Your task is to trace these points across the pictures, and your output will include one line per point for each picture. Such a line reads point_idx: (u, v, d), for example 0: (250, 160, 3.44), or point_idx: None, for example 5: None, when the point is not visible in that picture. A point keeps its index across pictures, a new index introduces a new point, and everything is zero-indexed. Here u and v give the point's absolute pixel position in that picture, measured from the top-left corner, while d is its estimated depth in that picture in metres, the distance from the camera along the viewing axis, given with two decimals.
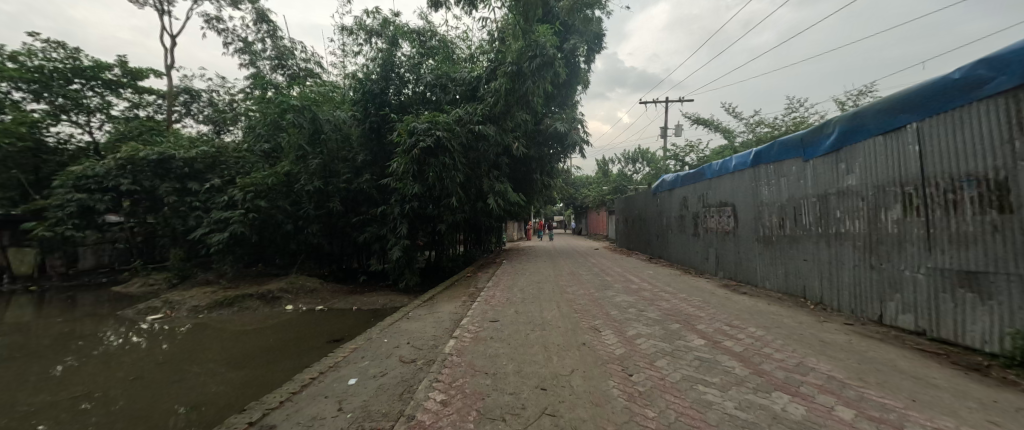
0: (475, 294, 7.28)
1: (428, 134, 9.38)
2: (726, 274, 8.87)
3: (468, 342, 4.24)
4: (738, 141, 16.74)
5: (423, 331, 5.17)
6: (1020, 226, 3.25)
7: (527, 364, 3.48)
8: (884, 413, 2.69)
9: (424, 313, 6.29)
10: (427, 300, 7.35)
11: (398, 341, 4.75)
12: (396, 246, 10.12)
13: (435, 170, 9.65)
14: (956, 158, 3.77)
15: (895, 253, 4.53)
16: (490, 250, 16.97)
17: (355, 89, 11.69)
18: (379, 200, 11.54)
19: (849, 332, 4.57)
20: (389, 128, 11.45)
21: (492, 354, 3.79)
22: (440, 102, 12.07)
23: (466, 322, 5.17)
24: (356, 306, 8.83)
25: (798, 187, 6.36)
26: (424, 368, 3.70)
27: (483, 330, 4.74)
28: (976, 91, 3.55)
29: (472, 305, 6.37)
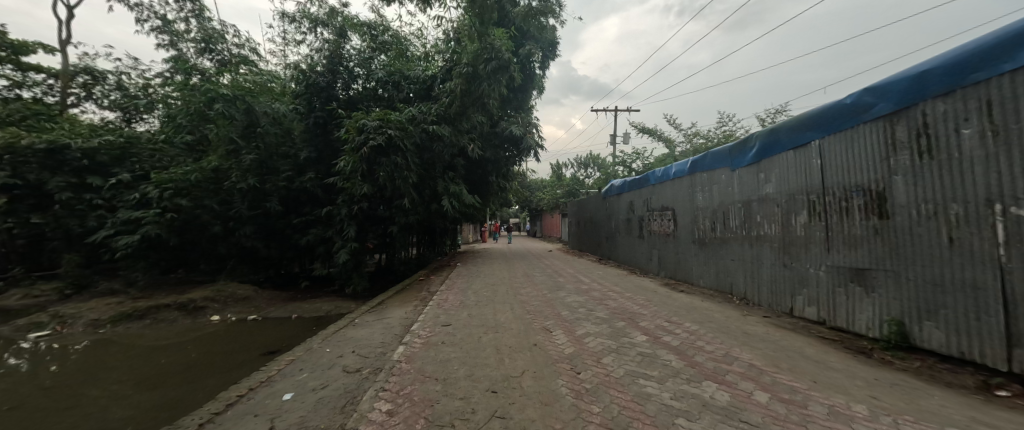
0: (428, 298, 7.14)
1: (379, 132, 9.04)
2: (668, 273, 9.49)
3: (418, 348, 4.17)
4: (678, 151, 18.10)
5: (371, 338, 4.99)
6: (894, 230, 3.85)
7: (479, 367, 3.50)
8: (792, 395, 3.05)
9: (373, 319, 6.04)
10: (376, 306, 7.07)
11: (342, 350, 4.53)
12: (343, 248, 9.58)
13: (386, 170, 9.32)
14: (849, 171, 4.38)
15: (803, 253, 5.14)
16: (444, 252, 16.68)
17: (297, 81, 10.97)
18: (324, 199, 10.96)
19: (767, 324, 5.12)
20: (336, 123, 10.97)
21: (443, 359, 3.76)
22: (393, 100, 11.77)
23: (417, 327, 5.06)
24: (296, 315, 8.25)
25: (727, 194, 7.02)
26: (369, 377, 3.58)
27: (435, 334, 4.67)
28: (862, 115, 4.17)
29: (424, 309, 6.24)
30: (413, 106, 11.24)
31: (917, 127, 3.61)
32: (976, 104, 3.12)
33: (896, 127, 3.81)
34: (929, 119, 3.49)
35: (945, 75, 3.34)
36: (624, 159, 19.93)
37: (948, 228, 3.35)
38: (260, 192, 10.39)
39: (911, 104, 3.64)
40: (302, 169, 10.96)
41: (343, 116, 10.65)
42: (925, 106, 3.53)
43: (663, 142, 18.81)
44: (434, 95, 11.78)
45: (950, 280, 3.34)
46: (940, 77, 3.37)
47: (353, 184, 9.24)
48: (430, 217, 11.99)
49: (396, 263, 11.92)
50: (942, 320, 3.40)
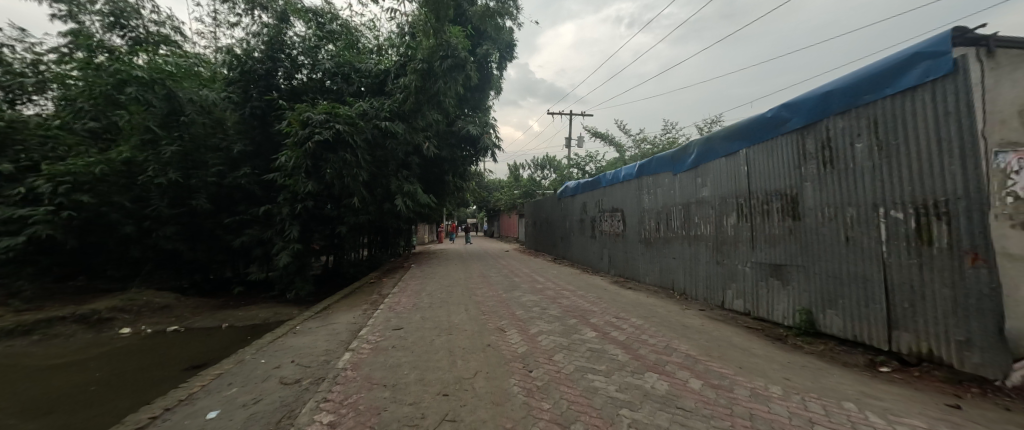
0: (379, 301, 6.93)
1: (326, 126, 8.58)
2: (617, 271, 9.95)
3: (366, 354, 4.03)
4: (628, 155, 19.01)
5: (313, 346, 4.74)
6: (804, 230, 4.36)
7: (429, 371, 3.47)
8: (721, 381, 3.36)
9: (317, 325, 5.74)
10: (322, 311, 6.72)
11: (279, 361, 4.27)
12: (284, 250, 8.92)
13: (334, 166, 8.90)
14: (770, 178, 4.89)
15: (733, 251, 5.65)
16: (398, 254, 16.22)
17: (231, 66, 10.10)
18: (262, 198, 10.25)
19: (702, 317, 5.56)
20: (277, 115, 10.26)
21: (393, 364, 3.69)
22: (342, 93, 11.31)
23: (366, 332, 4.89)
24: (228, 324, 7.63)
25: (669, 197, 7.51)
26: (310, 388, 3.42)
27: (385, 339, 4.55)
28: (779, 127, 4.69)
29: (373, 313, 6.06)
30: (365, 100, 10.81)
31: (822, 140, 4.11)
32: (865, 122, 3.64)
33: (806, 139, 4.32)
34: (831, 133, 4.00)
35: (842, 96, 3.85)
36: (578, 161, 20.61)
37: (845, 229, 3.86)
38: (185, 188, 9.46)
39: (816, 121, 4.16)
40: (237, 163, 10.12)
41: (284, 108, 10.04)
42: (828, 122, 4.04)
43: (614, 146, 19.70)
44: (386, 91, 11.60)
45: (845, 273, 3.86)
46: (840, 96, 3.87)
47: (296, 182, 8.65)
48: (382, 217, 11.56)
49: (344, 266, 11.35)
50: (840, 308, 3.91)
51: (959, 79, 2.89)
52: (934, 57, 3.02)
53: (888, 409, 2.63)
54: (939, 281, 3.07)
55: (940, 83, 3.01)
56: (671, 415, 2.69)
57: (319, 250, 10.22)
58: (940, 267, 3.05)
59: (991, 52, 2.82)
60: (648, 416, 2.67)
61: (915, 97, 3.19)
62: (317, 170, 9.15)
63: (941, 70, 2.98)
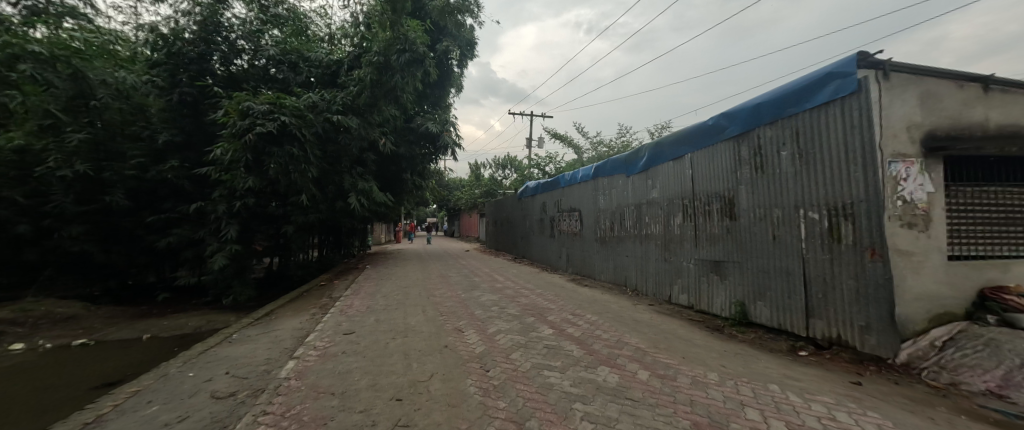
0: (328, 305, 6.65)
1: (270, 117, 8.01)
2: (575, 269, 10.23)
3: (312, 362, 3.86)
4: (586, 157, 19.59)
5: (251, 355, 4.45)
6: (739, 229, 4.76)
7: (382, 376, 3.39)
8: (666, 371, 3.59)
9: (256, 333, 5.40)
10: (264, 317, 6.32)
11: (210, 373, 3.96)
12: (220, 252, 8.22)
13: (279, 160, 8.34)
14: (711, 181, 5.28)
15: (679, 249, 6.03)
16: (352, 254, 15.61)
17: (155, 47, 9.11)
18: (194, 195, 9.43)
19: (651, 311, 5.89)
20: (213, 103, 9.44)
21: (344, 370, 3.57)
22: (288, 83, 10.63)
23: (313, 338, 4.68)
24: (151, 334, 6.90)
25: (623, 198, 7.85)
26: (247, 402, 3.21)
27: (334, 345, 4.37)
28: (719, 134, 5.07)
29: (322, 318, 5.81)
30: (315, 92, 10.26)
31: (755, 147, 4.51)
32: (789, 132, 4.05)
33: (741, 146, 4.71)
34: (762, 142, 4.40)
35: (771, 108, 4.25)
36: (538, 162, 20.94)
37: (772, 228, 4.26)
38: (97, 182, 8.51)
39: (750, 130, 4.55)
40: (163, 156, 9.20)
41: (221, 95, 9.25)
42: (760, 131, 4.43)
43: (573, 148, 20.21)
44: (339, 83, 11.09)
45: (773, 268, 4.26)
46: (769, 108, 4.26)
47: (235, 177, 7.99)
48: (334, 216, 11.03)
49: (291, 268, 10.70)
50: (768, 299, 4.31)
51: (862, 97, 3.30)
52: (843, 77, 3.43)
53: (805, 388, 2.96)
54: (845, 274, 3.48)
55: (847, 100, 3.43)
56: (621, 406, 2.84)
57: (262, 252, 9.57)
58: (847, 262, 3.46)
59: (887, 74, 3.26)
60: (599, 408, 2.80)
61: (828, 112, 3.61)
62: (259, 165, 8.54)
63: (848, 89, 3.38)
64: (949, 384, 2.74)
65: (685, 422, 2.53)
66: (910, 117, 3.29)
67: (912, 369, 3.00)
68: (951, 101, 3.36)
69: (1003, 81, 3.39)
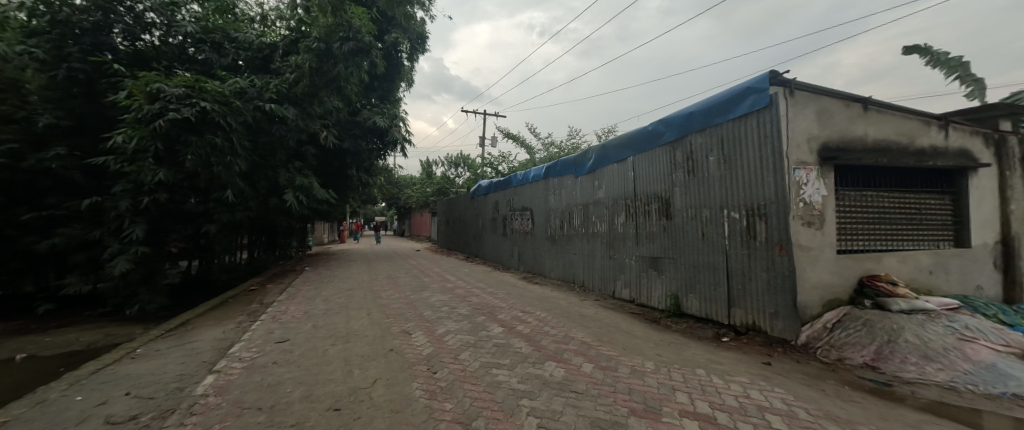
0: (259, 311, 6.13)
1: (186, 103, 6.93)
2: (526, 268, 10.42)
3: (236, 375, 3.35)
4: (537, 158, 19.93)
5: (160, 372, 3.66)
6: (674, 227, 5.15)
7: (319, 385, 3.12)
8: (608, 363, 3.80)
9: (170, 345, 4.65)
10: (179, 326, 5.59)
11: (105, 395, 3.16)
12: (121, 255, 6.94)
13: (196, 152, 7.20)
14: (650, 182, 5.66)
15: (621, 246, 6.39)
16: (289, 255, 14.60)
17: (32, 13, 7.63)
18: (90, 189, 8.01)
19: (596, 306, 6.18)
20: (113, 83, 7.97)
21: (273, 382, 3.17)
22: (211, 65, 9.47)
23: (240, 348, 4.11)
24: (30, 352, 5.74)
25: (572, 198, 8.13)
26: (149, 426, 2.58)
27: (264, 355, 3.87)
28: (657, 140, 5.45)
29: (251, 325, 5.30)
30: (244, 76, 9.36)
31: (687, 152, 4.91)
32: (716, 140, 4.47)
33: (676, 151, 5.10)
34: (693, 147, 4.81)
35: (700, 117, 4.65)
36: (491, 161, 20.95)
37: (702, 227, 4.67)
38: None
39: (683, 136, 4.95)
40: (43, 142, 7.57)
41: (123, 74, 7.79)
42: (692, 137, 4.83)
43: (525, 148, 20.49)
44: (272, 68, 10.17)
45: (702, 262, 4.67)
46: (699, 117, 4.66)
47: (143, 169, 6.83)
48: (267, 214, 10.23)
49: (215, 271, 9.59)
50: (697, 291, 4.72)
51: (773, 110, 3.73)
52: (758, 92, 3.84)
53: (726, 370, 3.29)
54: (759, 267, 3.93)
55: (762, 113, 3.85)
56: (566, 399, 2.97)
57: (176, 254, 8.23)
58: (761, 256, 3.90)
59: (792, 92, 3.71)
60: (545, 403, 2.90)
61: (747, 122, 4.04)
62: (172, 155, 7.39)
63: (763, 103, 3.80)
64: (836, 359, 3.24)
65: (623, 409, 2.72)
66: (810, 130, 3.78)
67: (810, 348, 3.47)
68: (839, 118, 3.91)
69: (878, 102, 4.01)
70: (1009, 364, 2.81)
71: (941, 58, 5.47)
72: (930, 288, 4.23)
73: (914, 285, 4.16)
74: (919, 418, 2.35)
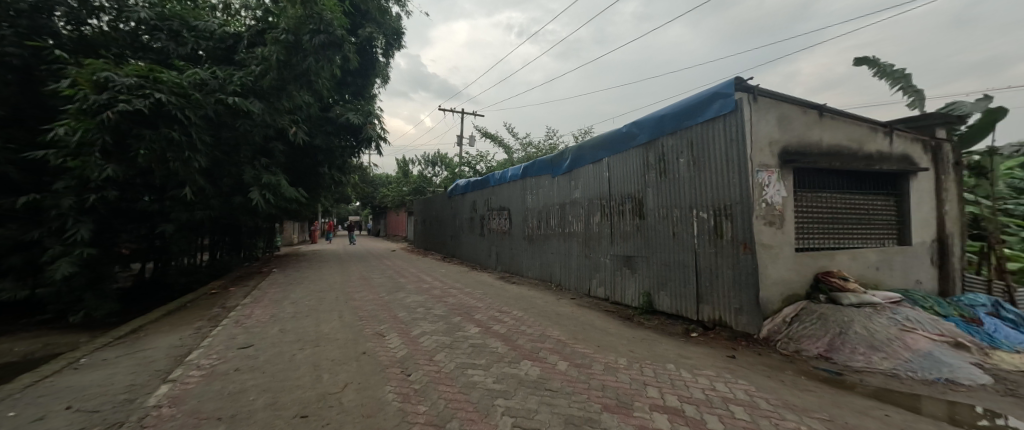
0: (221, 316, 5.85)
1: (139, 94, 6.29)
2: (503, 268, 10.45)
3: (194, 384, 3.18)
4: (515, 157, 19.99)
5: (106, 383, 3.37)
6: (646, 227, 5.30)
7: (285, 392, 3.00)
8: (582, 360, 3.87)
9: (121, 354, 4.33)
10: (131, 333, 5.25)
11: (42, 410, 2.89)
12: (64, 257, 6.43)
13: (149, 146, 6.50)
14: (624, 183, 5.79)
15: (597, 245, 6.51)
16: (255, 257, 14.02)
17: None
18: (29, 186, 7.18)
19: (572, 304, 6.26)
20: (54, 70, 7.16)
21: (235, 390, 3.02)
22: (167, 55, 8.86)
23: (198, 355, 3.89)
24: None
25: (549, 197, 8.20)
26: None
27: (225, 362, 3.69)
28: (630, 141, 5.59)
29: (212, 330, 5.04)
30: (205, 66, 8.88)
31: (659, 154, 5.05)
32: (685, 142, 4.62)
33: (649, 152, 5.24)
34: (665, 149, 4.96)
35: (671, 120, 4.80)
36: (469, 160, 20.82)
37: (673, 226, 4.83)
38: None
39: (655, 139, 5.10)
40: None
41: (65, 62, 7.05)
42: (664, 139, 4.98)
43: (503, 148, 20.48)
44: (235, 60, 9.57)
45: (673, 261, 4.83)
46: (670, 120, 4.81)
47: (87, 165, 6.11)
48: (230, 213, 9.79)
49: (170, 273, 9.03)
50: (668, 289, 4.88)
51: (738, 115, 3.90)
52: (725, 97, 4.00)
53: (694, 365, 3.41)
54: (725, 265, 4.10)
55: (728, 117, 4.02)
56: (540, 398, 3.00)
57: (128, 256, 7.70)
58: (727, 254, 4.08)
59: (756, 98, 3.90)
60: (520, 402, 2.92)
61: (714, 126, 4.20)
62: (122, 149, 6.63)
63: (728, 108, 3.96)
64: (794, 351, 3.42)
65: (596, 405, 2.77)
66: (771, 135, 3.98)
67: (770, 341, 3.66)
68: (798, 123, 4.14)
69: (832, 109, 4.26)
70: (943, 351, 3.08)
71: (888, 70, 5.88)
72: (877, 282, 4.54)
73: (863, 280, 4.45)
74: (866, 404, 2.52)
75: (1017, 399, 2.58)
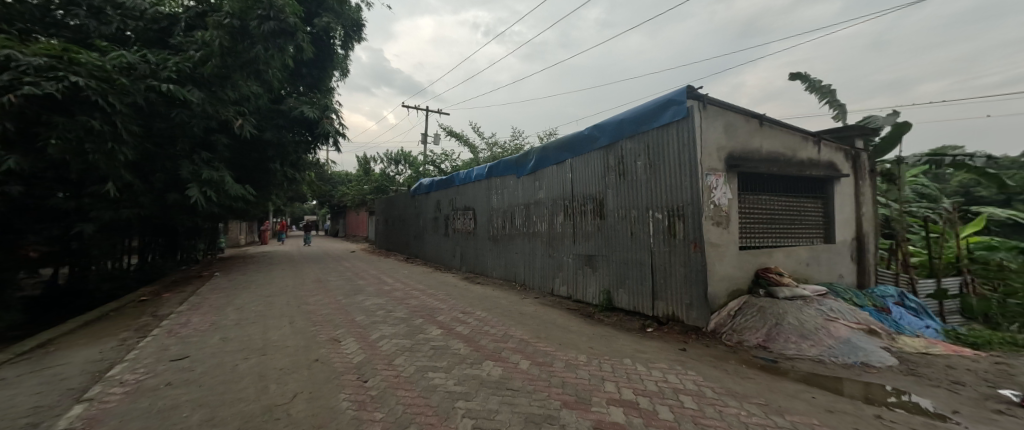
0: (152, 325, 5.34)
1: (49, 76, 5.23)
2: (468, 268, 10.36)
3: (115, 402, 2.87)
4: (480, 157, 19.89)
5: (5, 406, 2.96)
6: (606, 227, 5.46)
7: (225, 406, 2.80)
8: (544, 358, 3.92)
9: (26, 372, 3.83)
10: (40, 348, 4.65)
11: None
12: None
13: (63, 134, 5.56)
14: (586, 184, 5.93)
15: (560, 244, 6.62)
16: (195, 260, 12.95)
17: None
18: None
19: (536, 303, 6.32)
20: None
21: (165, 407, 2.77)
22: (88, 34, 7.50)
23: (123, 370, 3.53)
24: None
25: (513, 198, 8.24)
26: None
27: (155, 376, 3.38)
28: (592, 144, 5.73)
29: (141, 341, 4.58)
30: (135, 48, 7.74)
31: (619, 156, 5.22)
32: (643, 145, 4.81)
33: (609, 155, 5.40)
34: (624, 152, 5.13)
35: (630, 124, 4.97)
36: (434, 158, 20.45)
37: (631, 226, 5.01)
38: None
39: (615, 142, 5.26)
40: None
41: None
42: (623, 143, 5.15)
43: (468, 147, 20.29)
44: (172, 44, 8.59)
45: (631, 259, 5.01)
46: (628, 124, 4.99)
47: None
48: (161, 211, 8.94)
49: (93, 279, 8.13)
50: (626, 286, 5.06)
51: (690, 121, 4.11)
52: (678, 104, 4.21)
53: (649, 358, 3.56)
54: (678, 263, 4.32)
55: (681, 123, 4.23)
56: (501, 398, 3.01)
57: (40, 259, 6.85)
58: (680, 253, 4.29)
59: (705, 106, 4.13)
60: (481, 403, 2.91)
61: (669, 131, 4.40)
62: (29, 139, 5.63)
63: (681, 115, 4.17)
64: (737, 342, 3.67)
65: (556, 402, 2.82)
66: (719, 141, 4.23)
67: (717, 333, 3.89)
68: (742, 131, 4.43)
69: (771, 119, 4.60)
70: (859, 338, 3.44)
71: (818, 85, 6.46)
72: (807, 277, 4.96)
73: (796, 276, 4.84)
74: (797, 388, 2.74)
75: (918, 378, 2.93)
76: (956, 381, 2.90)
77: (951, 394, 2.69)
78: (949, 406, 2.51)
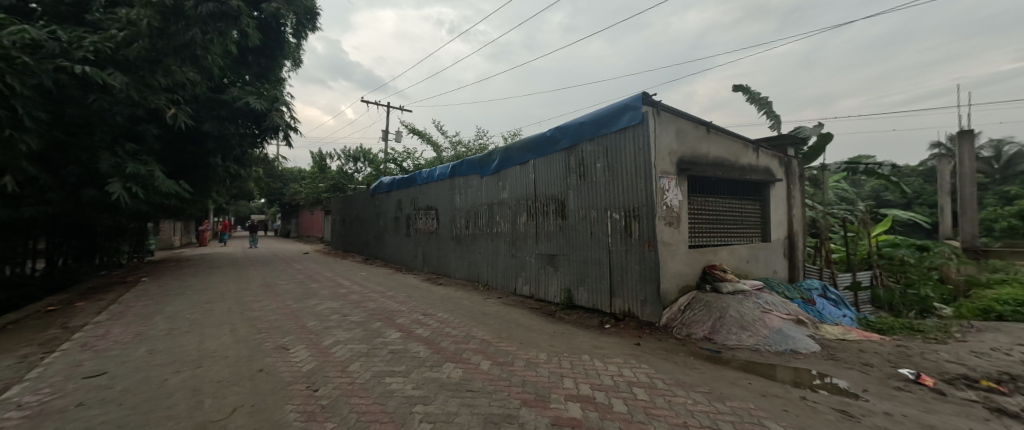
0: (62, 339, 4.73)
1: None
2: (430, 269, 10.13)
3: (11, 428, 2.50)
4: (444, 156, 19.56)
5: None
6: (567, 227, 5.54)
7: (150, 425, 2.52)
8: (505, 358, 3.89)
9: None
10: None
11: None
12: None
13: None
14: (548, 185, 5.98)
15: (522, 244, 6.63)
16: (120, 264, 11.70)
17: None
18: None
19: (498, 303, 6.28)
20: None
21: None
22: None
23: (22, 391, 3.09)
24: None
25: (477, 198, 8.16)
26: None
27: (62, 396, 2.98)
28: (554, 145, 5.79)
29: (46, 357, 4.04)
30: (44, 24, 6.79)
31: (580, 158, 5.31)
32: (602, 148, 4.92)
33: (570, 157, 5.48)
34: (584, 154, 5.22)
35: (589, 127, 5.07)
36: (395, 156, 19.84)
37: (590, 226, 5.11)
38: None
39: (576, 144, 5.34)
40: None
41: None
42: (583, 145, 5.24)
43: (431, 145, 19.87)
44: (89, 21, 7.61)
45: (590, 258, 5.10)
46: (588, 127, 5.08)
47: None
48: (76, 209, 7.97)
49: None
50: (586, 284, 5.14)
51: (645, 126, 4.27)
52: (633, 109, 4.34)
53: (606, 354, 3.64)
54: (633, 261, 4.46)
55: (636, 128, 4.37)
56: (461, 400, 2.94)
57: None
58: (635, 252, 4.43)
59: (658, 112, 4.30)
60: (439, 406, 2.83)
61: (625, 134, 4.53)
62: None
63: (637, 119, 4.31)
64: (686, 335, 3.84)
65: (515, 401, 2.80)
66: (671, 145, 4.42)
67: (668, 327, 4.06)
68: (691, 136, 4.66)
69: (716, 126, 4.87)
70: (789, 327, 3.72)
71: (757, 97, 6.94)
72: (747, 273, 5.31)
73: (738, 272, 5.17)
74: (736, 375, 2.91)
75: (836, 361, 3.22)
76: (866, 363, 3.22)
77: (862, 374, 2.97)
78: (861, 385, 2.77)
